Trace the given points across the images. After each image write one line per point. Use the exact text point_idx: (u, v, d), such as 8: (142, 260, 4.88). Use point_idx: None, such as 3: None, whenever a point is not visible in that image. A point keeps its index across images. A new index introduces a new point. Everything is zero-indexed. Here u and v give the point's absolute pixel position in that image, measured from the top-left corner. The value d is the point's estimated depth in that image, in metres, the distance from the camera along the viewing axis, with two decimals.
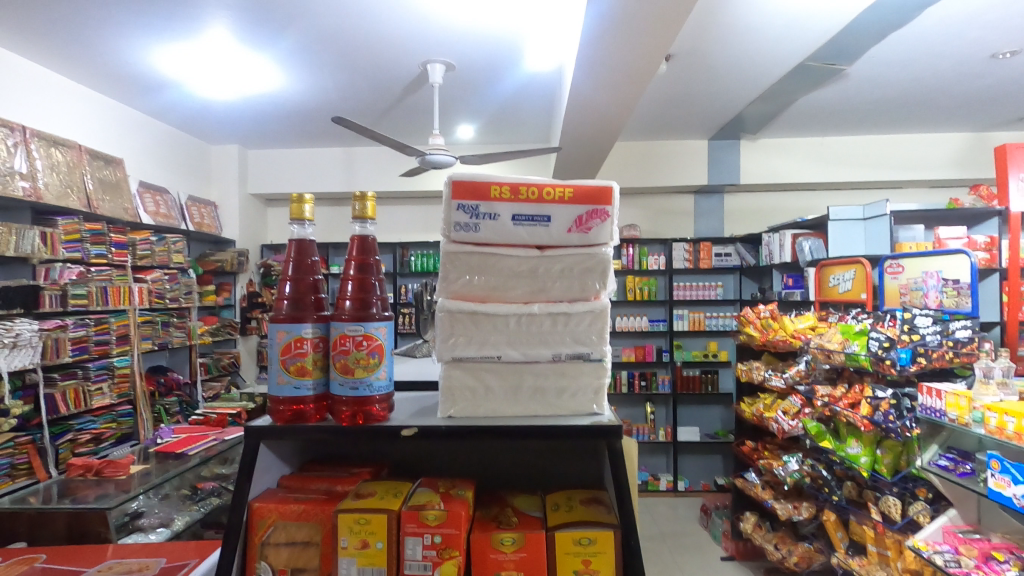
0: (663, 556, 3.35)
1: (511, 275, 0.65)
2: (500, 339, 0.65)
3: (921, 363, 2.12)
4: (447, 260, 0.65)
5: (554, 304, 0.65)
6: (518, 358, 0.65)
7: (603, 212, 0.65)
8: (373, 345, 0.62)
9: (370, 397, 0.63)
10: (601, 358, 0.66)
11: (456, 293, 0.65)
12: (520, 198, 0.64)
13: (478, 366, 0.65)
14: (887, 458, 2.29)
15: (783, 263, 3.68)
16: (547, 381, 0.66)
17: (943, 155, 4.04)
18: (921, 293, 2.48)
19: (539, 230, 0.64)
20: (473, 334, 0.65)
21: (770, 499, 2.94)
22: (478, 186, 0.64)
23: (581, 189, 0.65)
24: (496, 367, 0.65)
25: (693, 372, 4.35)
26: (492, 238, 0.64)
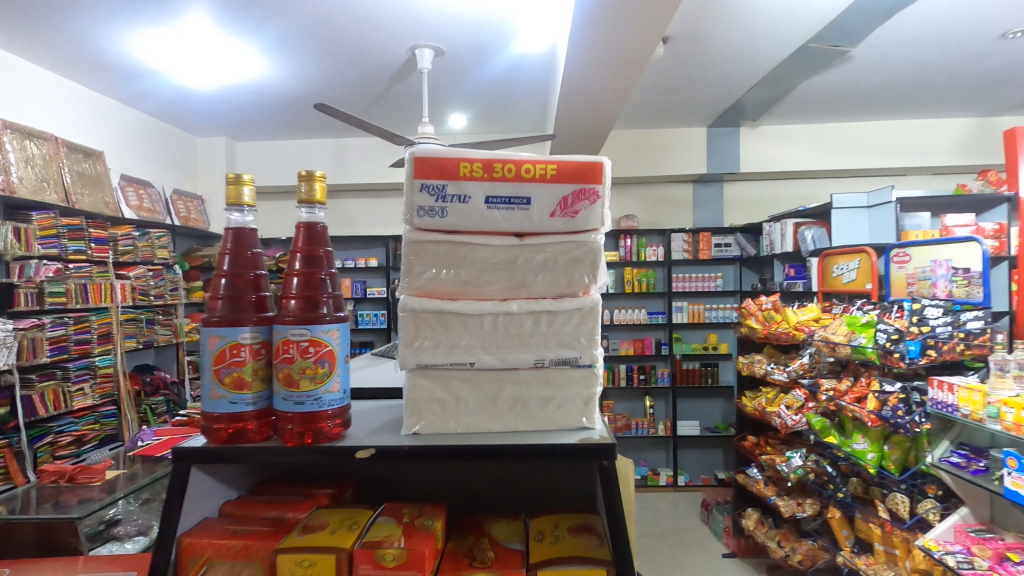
0: (664, 553, 3.28)
1: (486, 267, 0.56)
2: (473, 342, 0.55)
3: (931, 356, 2.04)
4: (410, 251, 0.55)
5: (536, 302, 0.56)
6: (497, 366, 0.56)
7: (592, 191, 0.56)
8: (322, 352, 0.52)
9: (320, 413, 0.53)
10: (593, 364, 0.57)
11: (422, 289, 0.56)
12: (495, 176, 0.55)
13: (448, 374, 0.56)
14: (895, 454, 2.20)
15: (785, 253, 3.59)
16: (531, 392, 0.57)
17: (948, 141, 3.94)
18: (929, 282, 2.38)
19: (517, 213, 0.55)
20: (442, 337, 0.55)
21: (773, 496, 2.86)
22: (445, 163, 0.54)
23: (566, 166, 0.55)
24: (470, 375, 0.56)
25: (693, 365, 4.27)
26: (463, 225, 0.55)
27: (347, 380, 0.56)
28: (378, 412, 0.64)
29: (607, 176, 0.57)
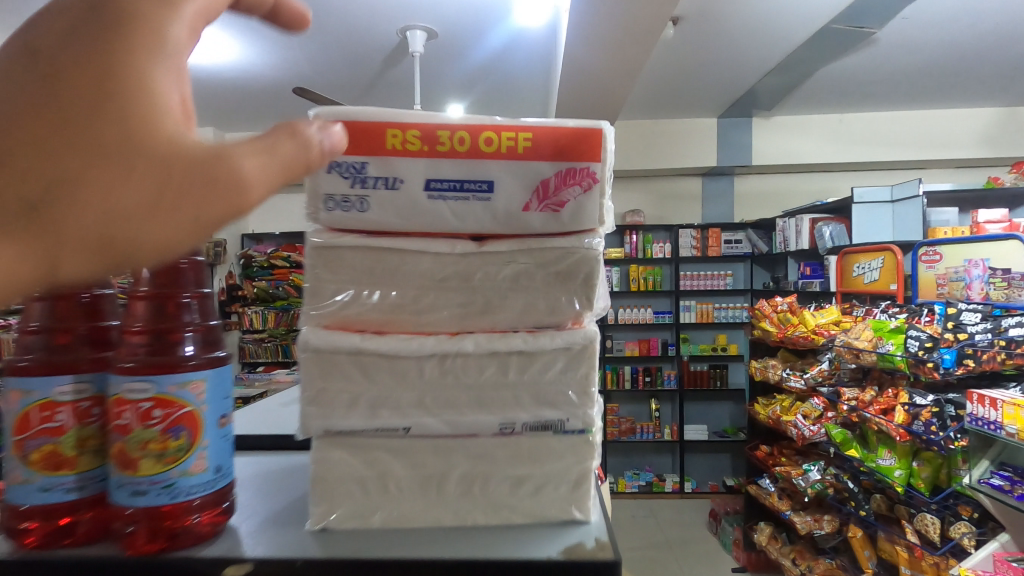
0: (670, 566, 3.09)
1: (428, 284, 0.38)
2: (409, 397, 0.38)
3: (969, 366, 1.85)
4: (315, 259, 0.38)
5: (501, 338, 0.38)
6: (445, 433, 0.38)
7: (586, 173, 0.38)
8: (176, 417, 0.35)
9: (182, 506, 0.36)
10: (590, 429, 0.39)
11: (335, 317, 0.38)
12: (442, 151, 0.37)
13: (370, 443, 0.38)
14: (925, 472, 2.01)
15: (801, 251, 3.38)
16: (498, 469, 0.39)
17: (973, 131, 3.71)
18: (963, 284, 2.18)
19: (475, 207, 0.37)
20: (362, 389, 0.37)
21: (787, 511, 2.68)
22: (362, 127, 0.37)
23: (547, 135, 0.38)
24: (402, 444, 0.38)
25: (701, 367, 4.08)
26: (394, 223, 0.37)
27: (227, 453, 0.38)
28: (274, 494, 0.45)
29: (609, 148, 0.39)
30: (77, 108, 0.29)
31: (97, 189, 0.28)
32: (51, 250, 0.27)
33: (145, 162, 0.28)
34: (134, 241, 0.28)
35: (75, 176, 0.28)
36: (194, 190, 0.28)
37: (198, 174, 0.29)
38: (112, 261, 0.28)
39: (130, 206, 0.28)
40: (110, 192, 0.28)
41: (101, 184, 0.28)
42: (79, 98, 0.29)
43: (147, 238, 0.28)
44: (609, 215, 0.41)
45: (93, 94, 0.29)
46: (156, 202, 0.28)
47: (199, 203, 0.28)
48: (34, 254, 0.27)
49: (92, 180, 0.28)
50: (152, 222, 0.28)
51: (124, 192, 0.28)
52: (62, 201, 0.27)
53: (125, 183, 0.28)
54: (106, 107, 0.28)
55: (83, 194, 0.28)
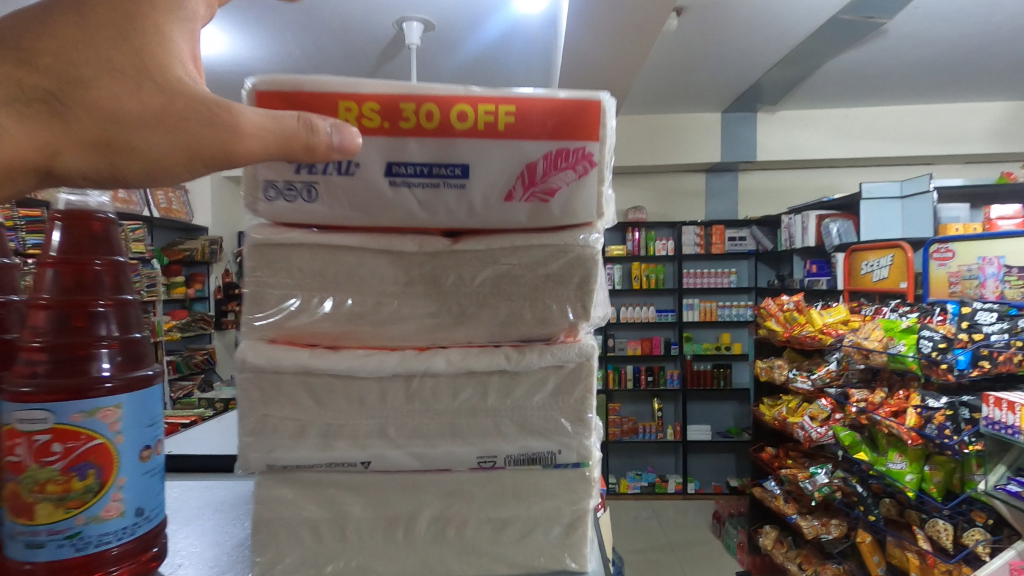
0: (673, 569, 3.03)
1: (404, 294, 0.37)
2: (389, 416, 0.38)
3: (984, 368, 1.78)
4: (268, 256, 0.36)
5: (489, 358, 0.38)
6: (415, 467, 0.38)
7: (582, 154, 0.36)
8: (83, 452, 0.31)
9: (98, 556, 0.32)
10: (585, 460, 0.39)
11: (282, 326, 0.37)
12: (404, 128, 0.34)
13: (321, 480, 0.37)
14: (938, 477, 1.94)
15: (807, 248, 3.31)
16: (478, 509, 0.39)
17: (983, 126, 3.63)
18: (977, 282, 2.11)
19: (449, 195, 0.36)
20: (344, 415, 0.37)
21: (794, 514, 2.63)
22: (312, 104, 0.34)
23: (536, 109, 0.35)
24: (356, 483, 0.38)
25: (704, 367, 4.02)
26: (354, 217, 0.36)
27: (153, 492, 0.34)
28: (223, 536, 0.45)
29: (609, 119, 0.37)
30: (117, 38, 0.36)
31: (108, 100, 0.35)
32: (60, 140, 0.34)
33: (155, 89, 0.35)
34: (128, 148, 0.35)
35: (89, 81, 0.35)
36: (186, 120, 0.35)
37: (192, 108, 0.35)
38: (104, 158, 0.35)
39: (131, 116, 0.35)
40: (117, 103, 0.35)
41: (109, 95, 0.35)
42: (121, 33, 0.36)
43: (138, 149, 0.35)
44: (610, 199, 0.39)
45: (133, 34, 0.36)
46: (151, 119, 0.35)
47: (188, 130, 0.35)
48: (47, 136, 0.34)
49: (103, 89, 0.35)
50: (144, 130, 0.35)
51: (129, 105, 0.35)
52: (77, 99, 0.35)
53: (130, 99, 0.35)
54: (131, 44, 0.36)
55: (94, 100, 0.35)
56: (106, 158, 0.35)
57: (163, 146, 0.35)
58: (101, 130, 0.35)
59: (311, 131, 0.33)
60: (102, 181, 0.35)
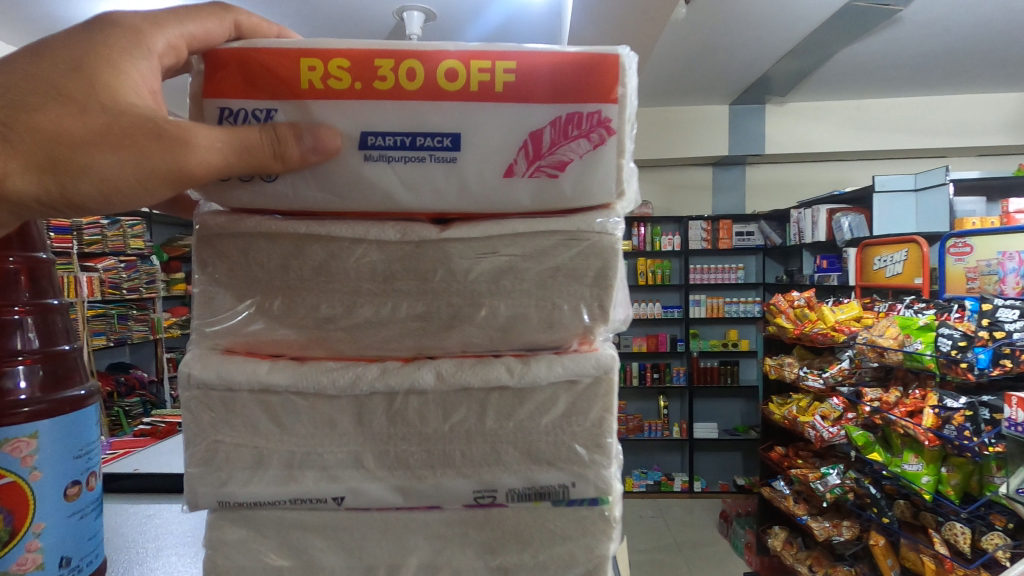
0: (679, 569, 2.98)
1: (382, 297, 0.36)
2: (364, 445, 0.36)
3: (1006, 367, 1.71)
4: (241, 249, 0.36)
5: (486, 372, 0.35)
6: (397, 504, 0.37)
7: (597, 119, 0.34)
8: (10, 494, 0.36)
9: None
10: (603, 495, 0.36)
11: (237, 332, 0.37)
12: (382, 90, 0.34)
13: (288, 526, 0.37)
14: (955, 479, 1.88)
15: (817, 243, 3.24)
16: (473, 549, 0.37)
17: (998, 117, 3.55)
18: (996, 278, 2.04)
19: (438, 169, 0.34)
20: (316, 439, 0.36)
21: (804, 515, 2.56)
22: (276, 70, 0.34)
23: (538, 68, 0.34)
24: (331, 522, 0.37)
25: (711, 364, 3.96)
26: (331, 202, 0.35)
27: (75, 537, 0.40)
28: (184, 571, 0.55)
29: (627, 78, 0.35)
30: (62, 59, 0.37)
31: (54, 123, 0.35)
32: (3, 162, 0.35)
33: (102, 111, 0.36)
34: (78, 171, 0.36)
35: (33, 104, 0.35)
36: (135, 145, 0.36)
37: (144, 133, 0.37)
38: (55, 180, 0.36)
39: (82, 141, 0.36)
40: (64, 126, 0.36)
41: (55, 118, 0.35)
42: (67, 55, 0.37)
43: (89, 171, 0.36)
44: (631, 172, 0.37)
45: (79, 57, 0.37)
46: (100, 140, 0.36)
47: (136, 153, 0.36)
48: None
49: (47, 112, 0.35)
50: (96, 154, 0.36)
51: (77, 128, 0.36)
52: (18, 119, 0.35)
53: (78, 121, 0.36)
54: (79, 69, 0.36)
55: (39, 121, 0.35)
56: (58, 181, 0.36)
57: (115, 169, 0.37)
58: (48, 153, 0.36)
59: (278, 142, 0.33)
60: (55, 202, 0.37)
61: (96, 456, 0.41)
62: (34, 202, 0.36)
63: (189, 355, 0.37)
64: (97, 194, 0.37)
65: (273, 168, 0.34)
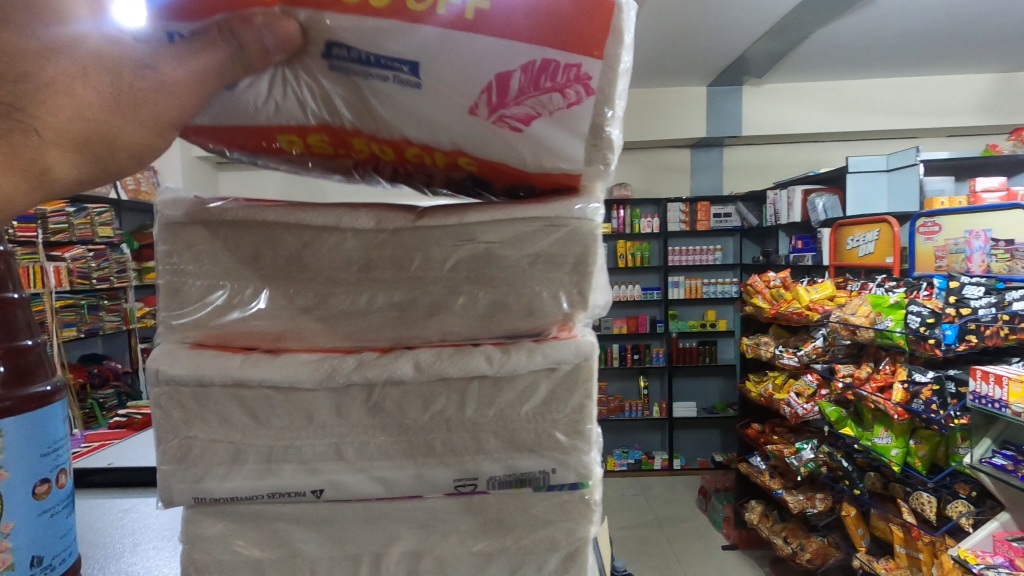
0: (660, 544, 3.06)
1: (359, 286, 0.35)
2: (344, 439, 0.36)
3: (971, 342, 1.77)
4: (206, 236, 0.35)
5: (463, 361, 0.35)
6: (378, 495, 0.36)
7: (576, 73, 0.35)
8: None
9: None
10: (584, 480, 0.37)
11: (208, 324, 0.36)
12: (347, 5, 0.33)
13: (271, 518, 0.37)
14: (923, 451, 1.95)
15: (792, 223, 3.29)
16: (458, 540, 0.37)
17: (968, 98, 3.63)
18: (963, 256, 2.10)
19: (399, 94, 0.35)
20: (295, 433, 0.36)
21: (779, 489, 2.64)
22: None
23: (519, 1, 0.33)
24: (313, 513, 0.37)
25: (690, 344, 4.02)
26: (295, 117, 0.38)
27: (47, 536, 0.39)
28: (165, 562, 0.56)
29: (616, 37, 0.35)
30: (19, 10, 0.29)
31: (62, 90, 0.31)
32: (39, 153, 0.32)
33: (100, 63, 0.32)
34: (111, 142, 0.34)
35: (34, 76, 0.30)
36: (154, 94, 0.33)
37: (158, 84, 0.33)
38: (93, 158, 0.33)
39: (99, 107, 0.32)
40: (74, 94, 0.32)
41: (65, 89, 0.31)
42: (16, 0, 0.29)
43: (123, 138, 0.34)
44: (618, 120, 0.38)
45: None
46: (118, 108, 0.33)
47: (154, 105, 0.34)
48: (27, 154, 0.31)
49: (55, 81, 0.31)
50: (122, 120, 0.33)
51: (87, 94, 0.32)
52: (30, 100, 0.31)
53: (84, 84, 0.32)
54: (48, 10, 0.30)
55: (50, 97, 0.31)
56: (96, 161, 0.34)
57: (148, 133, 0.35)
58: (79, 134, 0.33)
59: (241, 48, 0.34)
60: (92, 180, 0.34)
61: (64, 453, 0.40)
62: (79, 182, 0.34)
63: (157, 349, 0.36)
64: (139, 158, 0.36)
65: (239, 77, 0.35)
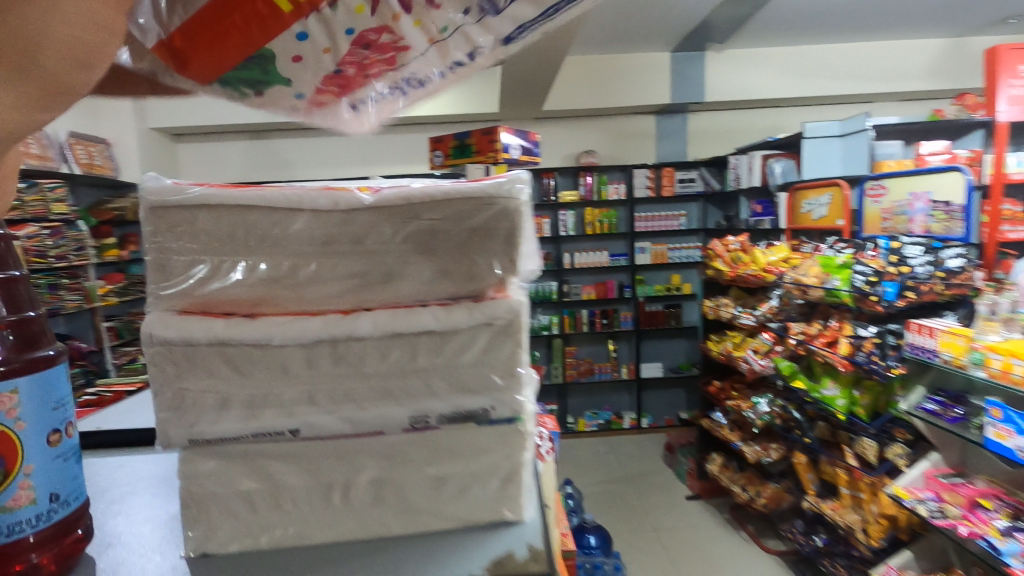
0: (628, 497, 3.22)
1: (319, 257, 0.40)
2: (309, 390, 0.41)
3: (909, 298, 1.89)
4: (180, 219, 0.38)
5: (411, 319, 0.40)
6: (347, 433, 0.42)
7: None
8: None
9: (22, 536, 0.37)
10: (517, 414, 0.43)
11: (192, 294, 0.40)
12: None
13: (253, 457, 0.42)
14: (865, 400, 2.09)
15: (752, 188, 3.39)
16: (416, 470, 0.43)
17: (920, 63, 3.75)
18: (906, 217, 2.23)
19: None
20: (268, 384, 0.40)
21: (738, 441, 2.81)
22: None
23: None
24: (291, 452, 0.42)
25: (656, 307, 4.15)
26: None
27: (62, 477, 0.39)
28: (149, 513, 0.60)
29: None
30: None
31: None
32: None
33: None
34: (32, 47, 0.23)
35: None
36: None
37: None
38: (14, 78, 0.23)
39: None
40: None
41: None
42: None
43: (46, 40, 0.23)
44: None
45: None
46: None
47: None
48: None
49: None
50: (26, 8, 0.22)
51: None
52: None
53: None
54: None
55: None
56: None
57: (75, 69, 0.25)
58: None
59: None
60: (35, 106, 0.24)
61: (73, 407, 0.41)
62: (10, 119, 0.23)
63: (148, 317, 0.40)
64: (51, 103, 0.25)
65: None
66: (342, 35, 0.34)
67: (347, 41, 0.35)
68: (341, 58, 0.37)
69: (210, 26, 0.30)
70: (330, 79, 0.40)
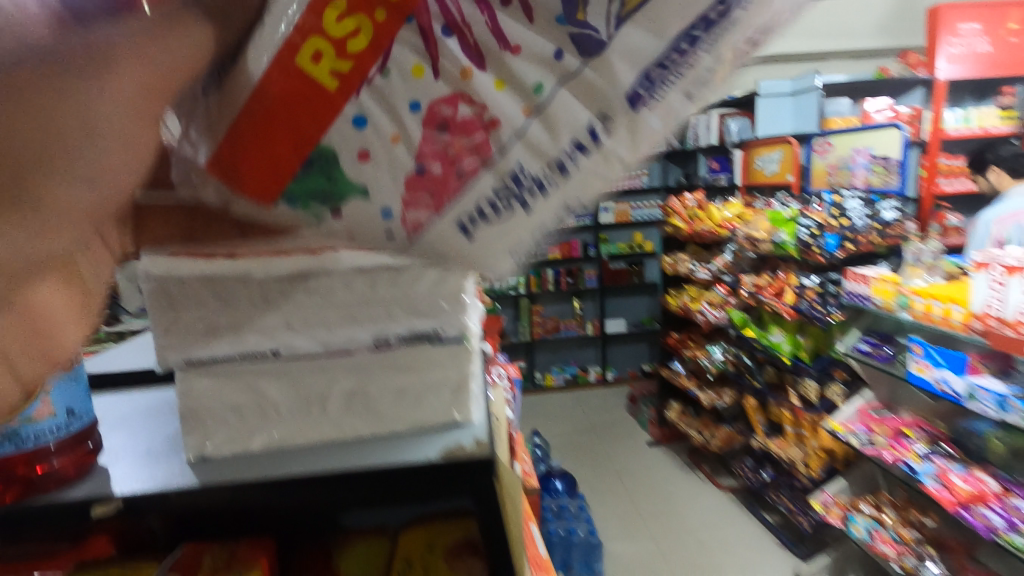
0: (593, 445, 3.39)
1: None
2: (280, 318, 0.46)
3: (848, 249, 2.02)
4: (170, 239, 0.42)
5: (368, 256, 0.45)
6: (320, 353, 0.48)
7: None
8: None
9: (47, 442, 0.48)
10: (463, 334, 0.50)
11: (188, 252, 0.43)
12: None
13: (241, 373, 0.48)
14: (808, 344, 2.31)
15: (709, 146, 3.48)
16: (384, 382, 0.51)
17: (870, 21, 3.86)
18: (849, 172, 2.37)
19: None
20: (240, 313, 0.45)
21: (694, 388, 2.98)
22: None
23: None
24: (273, 370, 0.48)
25: (619, 265, 4.27)
26: None
27: (75, 396, 0.50)
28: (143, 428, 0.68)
29: None
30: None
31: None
32: None
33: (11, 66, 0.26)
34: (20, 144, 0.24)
35: None
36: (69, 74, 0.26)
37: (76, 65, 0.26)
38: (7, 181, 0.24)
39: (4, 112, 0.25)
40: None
41: None
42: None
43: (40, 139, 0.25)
44: None
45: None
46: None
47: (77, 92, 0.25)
48: None
49: None
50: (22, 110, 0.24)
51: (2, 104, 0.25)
52: None
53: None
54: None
55: None
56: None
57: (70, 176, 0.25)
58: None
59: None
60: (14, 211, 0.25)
61: None
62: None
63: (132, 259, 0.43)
64: (25, 219, 0.25)
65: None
66: (407, 113, 0.25)
67: (416, 121, 0.26)
68: (417, 150, 0.26)
69: (245, 121, 0.25)
70: (413, 187, 0.26)
